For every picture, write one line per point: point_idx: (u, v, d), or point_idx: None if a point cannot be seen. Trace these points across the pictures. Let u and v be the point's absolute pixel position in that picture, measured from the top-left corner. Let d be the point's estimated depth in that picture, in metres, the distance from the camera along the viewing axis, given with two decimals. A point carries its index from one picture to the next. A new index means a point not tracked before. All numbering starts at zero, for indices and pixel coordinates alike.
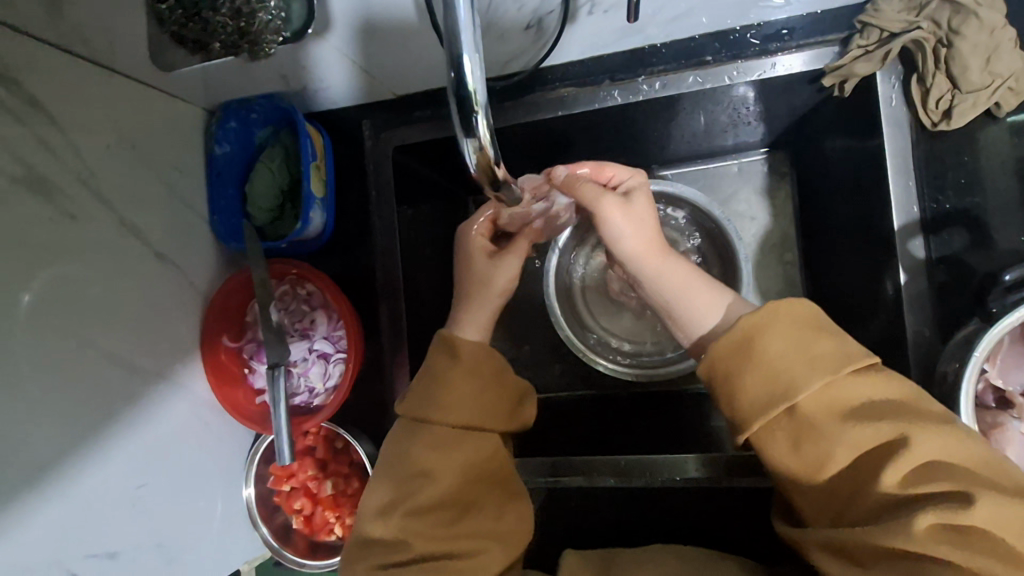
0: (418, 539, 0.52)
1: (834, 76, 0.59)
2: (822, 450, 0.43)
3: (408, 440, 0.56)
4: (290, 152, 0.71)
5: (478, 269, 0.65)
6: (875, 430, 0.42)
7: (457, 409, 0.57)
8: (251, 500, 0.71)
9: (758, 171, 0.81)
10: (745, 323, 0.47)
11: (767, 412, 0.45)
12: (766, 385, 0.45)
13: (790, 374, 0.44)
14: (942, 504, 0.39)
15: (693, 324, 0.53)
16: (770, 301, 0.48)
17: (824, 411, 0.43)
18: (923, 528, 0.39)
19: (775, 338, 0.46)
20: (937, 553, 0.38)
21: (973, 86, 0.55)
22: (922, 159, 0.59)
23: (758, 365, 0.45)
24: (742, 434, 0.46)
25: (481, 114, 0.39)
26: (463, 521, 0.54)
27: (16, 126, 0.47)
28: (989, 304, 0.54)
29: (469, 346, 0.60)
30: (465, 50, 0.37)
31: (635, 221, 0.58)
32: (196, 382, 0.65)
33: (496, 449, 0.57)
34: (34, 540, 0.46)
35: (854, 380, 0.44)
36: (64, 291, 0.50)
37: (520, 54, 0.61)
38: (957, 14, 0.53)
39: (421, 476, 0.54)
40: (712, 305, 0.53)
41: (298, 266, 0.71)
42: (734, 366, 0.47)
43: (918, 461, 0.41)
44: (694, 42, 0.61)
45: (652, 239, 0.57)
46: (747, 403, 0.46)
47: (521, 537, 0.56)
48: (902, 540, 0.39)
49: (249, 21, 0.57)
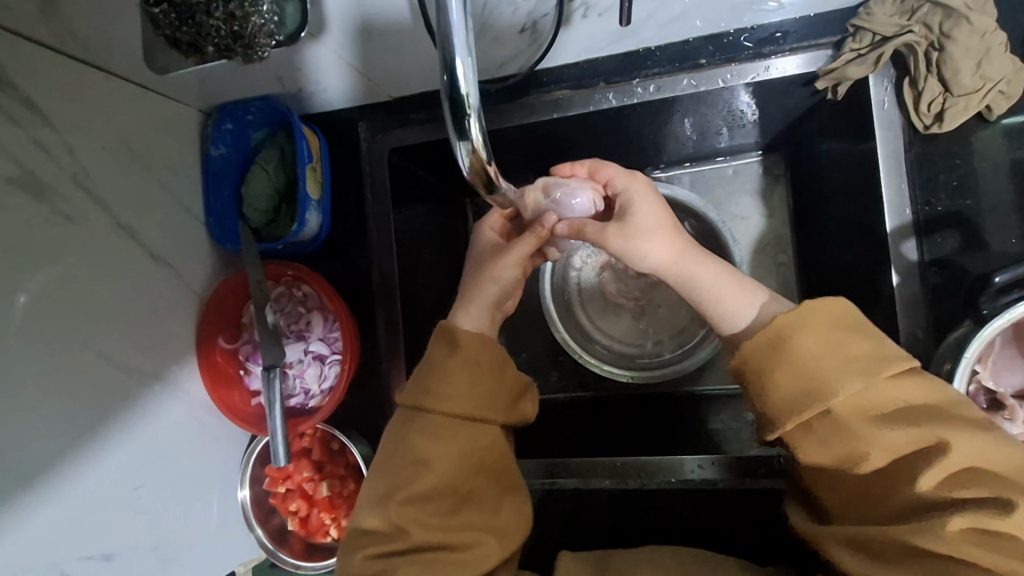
0: (415, 527, 0.51)
1: (827, 79, 0.59)
2: (854, 450, 0.43)
3: (405, 429, 0.56)
4: (285, 154, 0.70)
5: (482, 254, 0.65)
6: (913, 435, 0.42)
7: (454, 398, 0.56)
8: (247, 501, 0.71)
9: (752, 173, 0.81)
10: (779, 321, 0.47)
11: (800, 413, 0.44)
12: (797, 384, 0.45)
13: (823, 375, 0.44)
14: (976, 509, 0.39)
15: (724, 321, 0.52)
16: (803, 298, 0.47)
17: (857, 413, 0.43)
18: (954, 531, 0.39)
19: (808, 338, 0.45)
20: (970, 556, 0.38)
21: (965, 89, 0.55)
22: (914, 160, 0.59)
23: (792, 364, 0.45)
24: (773, 430, 0.46)
25: (474, 117, 0.39)
26: (460, 513, 0.54)
27: (12, 129, 0.47)
28: (982, 305, 0.54)
29: (467, 335, 0.59)
30: (458, 54, 0.37)
31: (648, 238, 0.55)
32: (191, 383, 0.65)
33: (495, 440, 0.57)
34: (30, 540, 0.47)
35: (892, 383, 0.43)
36: (59, 290, 0.50)
37: (516, 56, 0.61)
38: (949, 18, 0.54)
39: (418, 465, 0.54)
40: (745, 303, 0.51)
41: (294, 268, 0.70)
42: (767, 362, 0.46)
43: (956, 465, 0.40)
44: (688, 45, 0.61)
45: (670, 245, 0.55)
46: (779, 402, 0.46)
47: (514, 534, 0.56)
48: (932, 541, 0.39)
49: (243, 24, 0.54)
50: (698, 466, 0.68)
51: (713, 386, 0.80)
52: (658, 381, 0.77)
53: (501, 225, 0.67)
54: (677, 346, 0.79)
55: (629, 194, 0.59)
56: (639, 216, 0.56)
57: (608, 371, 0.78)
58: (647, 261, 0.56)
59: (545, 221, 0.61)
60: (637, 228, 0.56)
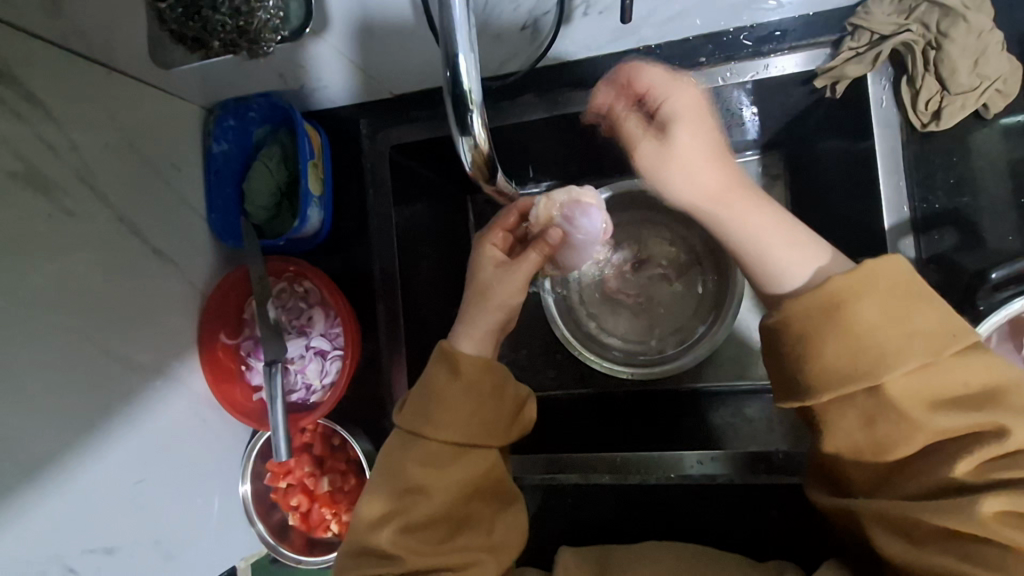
0: (411, 555, 0.53)
1: (826, 77, 0.59)
2: (899, 431, 0.43)
3: (404, 453, 0.56)
4: (287, 150, 0.71)
5: (485, 276, 0.62)
6: (966, 419, 0.42)
7: (453, 428, 0.55)
8: (248, 497, 0.72)
9: (752, 172, 0.81)
10: (839, 283, 0.44)
11: (851, 386, 0.44)
12: (849, 356, 0.44)
13: (880, 347, 0.43)
14: (1013, 492, 0.40)
15: (777, 282, 0.50)
16: (866, 259, 0.45)
17: (913, 393, 0.43)
18: (988, 513, 0.40)
19: (868, 306, 0.44)
20: (1001, 536, 0.40)
21: (962, 87, 0.56)
22: (911, 159, 0.60)
23: (845, 333, 0.44)
24: (811, 398, 0.46)
25: (475, 111, 0.40)
26: (454, 539, 0.55)
27: (14, 123, 0.47)
28: (978, 302, 0.59)
29: (467, 360, 0.57)
30: (460, 50, 0.38)
31: (687, 172, 0.52)
32: (193, 379, 0.66)
33: (493, 466, 0.57)
34: (32, 532, 0.47)
35: (955, 362, 0.43)
36: (60, 285, 0.50)
37: (516, 54, 0.61)
38: (947, 17, 0.55)
39: (413, 493, 0.54)
40: (802, 263, 0.49)
41: (296, 265, 0.71)
42: (819, 329, 0.45)
43: (1005, 449, 0.41)
44: (688, 44, 0.62)
45: (712, 182, 0.52)
46: (828, 372, 0.44)
47: (512, 545, 0.57)
48: (966, 523, 0.40)
49: (248, 20, 0.55)
50: (698, 462, 0.66)
51: (715, 385, 0.81)
52: (656, 377, 0.77)
53: (503, 239, 0.64)
54: (678, 342, 0.80)
55: (668, 106, 0.52)
56: (681, 136, 0.51)
57: (608, 368, 0.78)
58: (679, 193, 0.53)
59: (552, 240, 0.62)
60: (676, 151, 0.51)
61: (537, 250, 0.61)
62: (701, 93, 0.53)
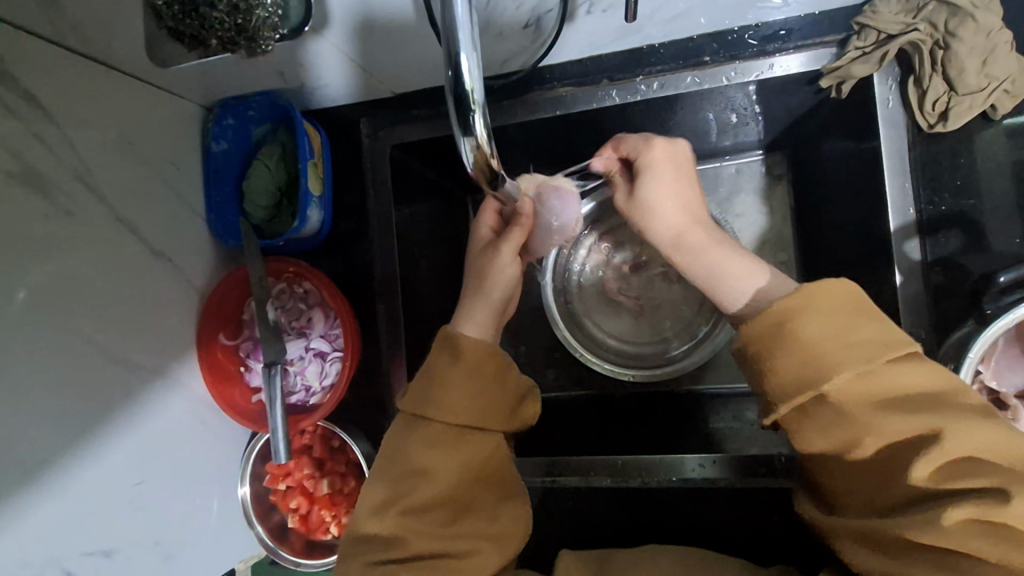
0: (414, 538, 0.51)
1: (831, 77, 0.59)
2: (850, 435, 0.43)
3: (406, 436, 0.56)
4: (287, 149, 0.70)
5: (476, 259, 0.64)
6: (911, 422, 0.41)
7: (459, 411, 0.55)
8: (247, 498, 0.71)
9: (755, 173, 0.81)
10: (782, 305, 0.47)
11: (797, 397, 0.45)
12: (795, 370, 0.46)
13: (818, 361, 0.44)
14: (976, 499, 0.38)
15: (728, 300, 0.54)
16: (804, 283, 0.48)
17: (852, 397, 0.43)
18: (954, 524, 0.38)
19: (809, 322, 0.46)
20: (970, 548, 0.37)
21: (969, 87, 0.55)
22: (918, 160, 0.59)
23: (792, 349, 0.46)
24: (774, 412, 0.47)
25: (478, 112, 0.40)
26: (460, 522, 0.54)
27: (12, 122, 0.47)
28: (985, 305, 0.55)
29: (470, 345, 0.58)
30: (463, 49, 0.37)
31: (658, 212, 0.60)
32: (192, 380, 0.65)
33: (493, 451, 0.56)
34: (31, 536, 0.46)
35: (890, 368, 0.43)
36: (58, 286, 0.50)
37: (518, 53, 0.61)
38: (955, 16, 0.54)
39: (417, 475, 0.53)
40: (746, 282, 0.53)
41: (295, 264, 0.70)
42: (771, 347, 0.47)
43: (953, 454, 0.39)
44: (691, 43, 0.61)
45: (682, 218, 0.59)
46: (778, 387, 0.47)
47: (514, 541, 0.56)
48: (930, 533, 0.39)
49: (247, 17, 0.53)
50: (698, 466, 0.66)
51: (717, 386, 0.80)
52: (660, 379, 0.77)
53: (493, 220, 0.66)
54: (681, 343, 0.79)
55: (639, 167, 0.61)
56: (646, 192, 0.60)
57: (608, 368, 0.77)
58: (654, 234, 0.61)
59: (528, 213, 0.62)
60: (640, 201, 0.61)
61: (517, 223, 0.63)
62: (679, 150, 0.60)
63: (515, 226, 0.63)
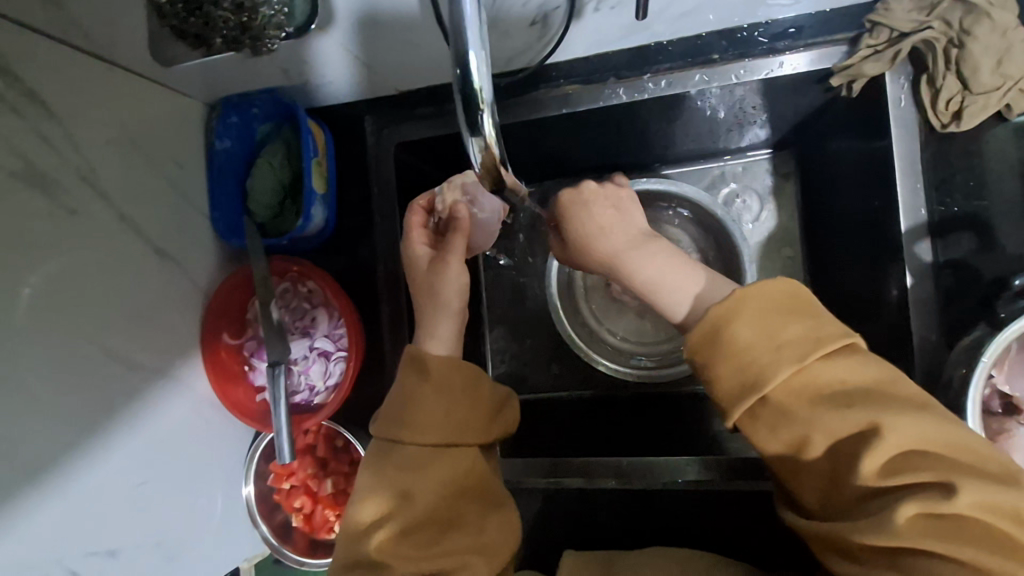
0: (396, 559, 0.51)
1: (842, 76, 0.58)
2: (796, 434, 0.43)
3: (380, 463, 0.55)
4: (291, 148, 0.69)
5: (422, 280, 0.60)
6: (847, 419, 0.42)
7: (430, 431, 0.55)
8: (251, 497, 0.72)
9: (763, 172, 0.80)
10: (713, 313, 0.46)
11: (743, 402, 0.44)
12: (736, 375, 0.45)
13: (757, 365, 0.44)
14: (925, 494, 0.39)
15: (671, 308, 0.52)
16: (734, 288, 0.47)
17: (793, 397, 0.43)
18: (905, 520, 0.38)
19: (743, 327, 0.45)
20: (925, 545, 0.38)
21: (983, 87, 0.54)
22: (929, 161, 0.59)
23: (728, 355, 0.45)
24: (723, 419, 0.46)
25: (486, 111, 0.39)
26: (445, 539, 0.53)
27: (14, 119, 0.46)
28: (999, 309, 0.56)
29: (436, 363, 0.58)
30: (471, 48, 0.37)
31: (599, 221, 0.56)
32: (196, 379, 0.65)
33: (473, 464, 0.56)
34: (36, 538, 0.46)
35: (825, 364, 0.43)
36: (62, 285, 0.49)
37: (525, 50, 0.60)
38: (970, 14, 0.53)
39: (398, 497, 0.53)
40: (687, 287, 0.52)
41: (299, 263, 0.70)
42: (707, 355, 0.46)
43: (893, 448, 0.40)
44: (700, 40, 0.60)
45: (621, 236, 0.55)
46: (724, 393, 0.46)
47: (504, 547, 0.55)
48: (885, 534, 0.39)
49: (252, 15, 0.55)
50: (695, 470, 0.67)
51: None
52: (663, 382, 0.75)
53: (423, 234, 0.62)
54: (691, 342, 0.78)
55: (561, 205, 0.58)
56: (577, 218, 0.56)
57: (607, 368, 0.76)
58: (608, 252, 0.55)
59: (464, 217, 0.60)
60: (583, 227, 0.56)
61: (455, 233, 0.59)
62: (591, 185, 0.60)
63: (454, 233, 0.59)
